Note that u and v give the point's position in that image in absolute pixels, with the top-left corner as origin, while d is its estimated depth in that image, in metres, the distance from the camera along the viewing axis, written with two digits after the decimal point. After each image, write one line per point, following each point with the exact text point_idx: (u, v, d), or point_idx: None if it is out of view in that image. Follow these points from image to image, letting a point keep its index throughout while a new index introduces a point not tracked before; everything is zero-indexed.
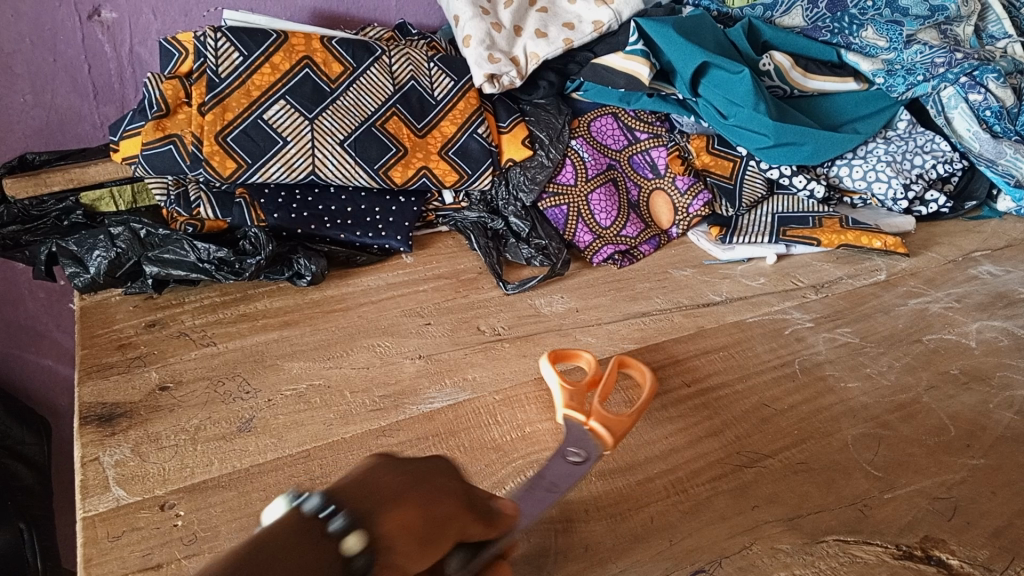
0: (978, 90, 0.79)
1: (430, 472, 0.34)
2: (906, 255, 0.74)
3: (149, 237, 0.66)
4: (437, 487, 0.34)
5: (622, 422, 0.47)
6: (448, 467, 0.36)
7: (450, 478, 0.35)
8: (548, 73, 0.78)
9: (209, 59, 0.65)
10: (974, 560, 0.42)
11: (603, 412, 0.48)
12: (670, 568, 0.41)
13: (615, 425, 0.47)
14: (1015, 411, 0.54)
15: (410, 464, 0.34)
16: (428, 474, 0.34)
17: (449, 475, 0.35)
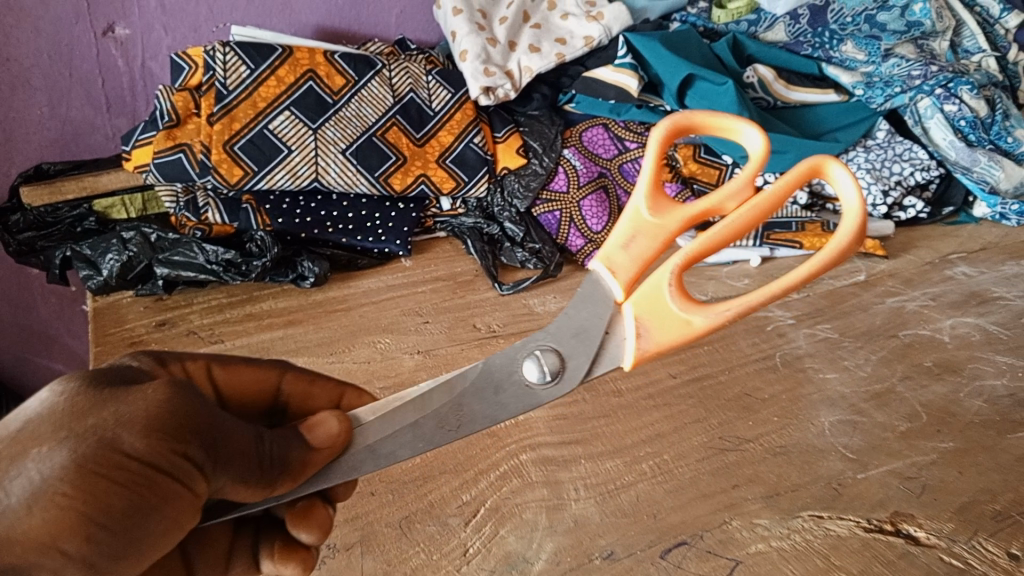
0: (953, 101, 0.83)
1: (112, 441, 0.29)
2: (885, 257, 0.77)
3: (159, 241, 0.69)
4: (139, 471, 0.29)
5: (680, 318, 0.38)
6: (154, 408, 0.30)
7: (151, 438, 0.29)
8: (542, 87, 0.82)
9: (218, 72, 0.69)
10: (940, 532, 0.45)
11: (666, 304, 0.39)
12: (654, 540, 0.44)
13: (669, 319, 0.39)
14: (984, 399, 0.57)
15: (125, 407, 0.30)
16: (115, 445, 0.29)
17: (137, 441, 0.29)
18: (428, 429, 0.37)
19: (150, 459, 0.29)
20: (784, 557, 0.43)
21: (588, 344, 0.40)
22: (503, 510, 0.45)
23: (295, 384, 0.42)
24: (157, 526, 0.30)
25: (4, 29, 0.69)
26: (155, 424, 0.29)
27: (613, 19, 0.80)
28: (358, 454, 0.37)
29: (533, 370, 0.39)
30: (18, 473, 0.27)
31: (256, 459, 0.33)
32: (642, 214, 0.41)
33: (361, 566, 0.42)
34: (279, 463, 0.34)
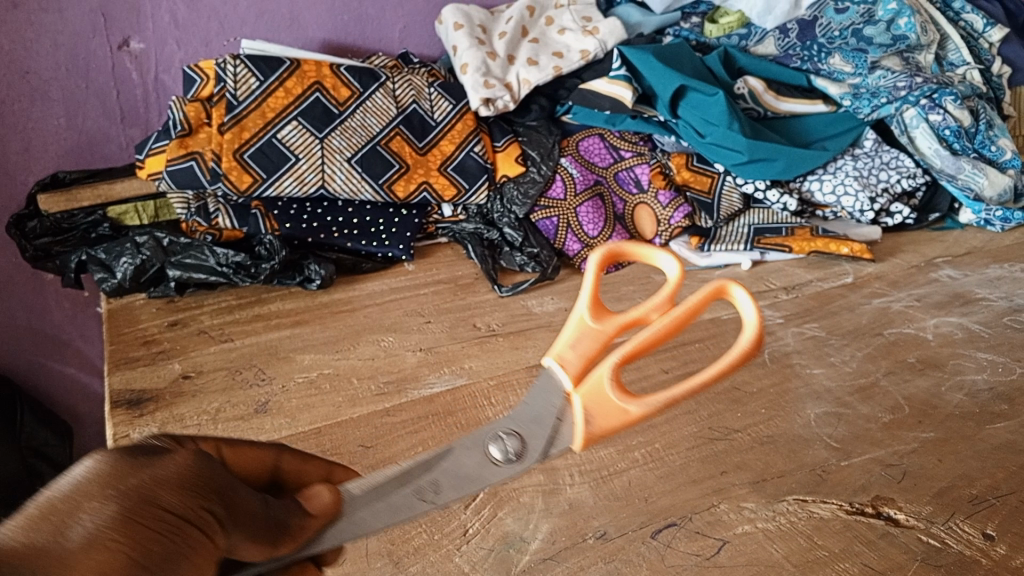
0: (938, 111, 0.86)
1: (153, 492, 0.26)
2: (872, 261, 0.80)
3: (171, 246, 0.72)
4: (170, 520, 0.25)
5: (616, 409, 0.39)
6: (186, 470, 0.27)
7: (185, 494, 0.26)
8: (540, 98, 0.85)
9: (229, 84, 0.72)
10: (919, 514, 0.47)
11: (605, 395, 0.39)
12: (645, 522, 0.46)
13: (605, 410, 0.39)
14: (964, 393, 0.59)
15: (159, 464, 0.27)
16: (155, 500, 0.25)
17: (172, 496, 0.26)
18: (410, 501, 0.35)
19: (182, 513, 0.26)
20: (770, 536, 0.45)
21: (546, 427, 0.39)
22: (502, 494, 0.48)
23: (290, 462, 0.36)
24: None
25: (24, 43, 0.72)
26: (186, 481, 0.27)
27: (608, 32, 0.84)
28: (343, 527, 0.33)
29: (495, 452, 0.38)
30: (73, 523, 0.23)
31: (268, 519, 0.30)
32: (584, 319, 0.42)
33: (366, 545, 0.44)
34: (282, 526, 0.30)
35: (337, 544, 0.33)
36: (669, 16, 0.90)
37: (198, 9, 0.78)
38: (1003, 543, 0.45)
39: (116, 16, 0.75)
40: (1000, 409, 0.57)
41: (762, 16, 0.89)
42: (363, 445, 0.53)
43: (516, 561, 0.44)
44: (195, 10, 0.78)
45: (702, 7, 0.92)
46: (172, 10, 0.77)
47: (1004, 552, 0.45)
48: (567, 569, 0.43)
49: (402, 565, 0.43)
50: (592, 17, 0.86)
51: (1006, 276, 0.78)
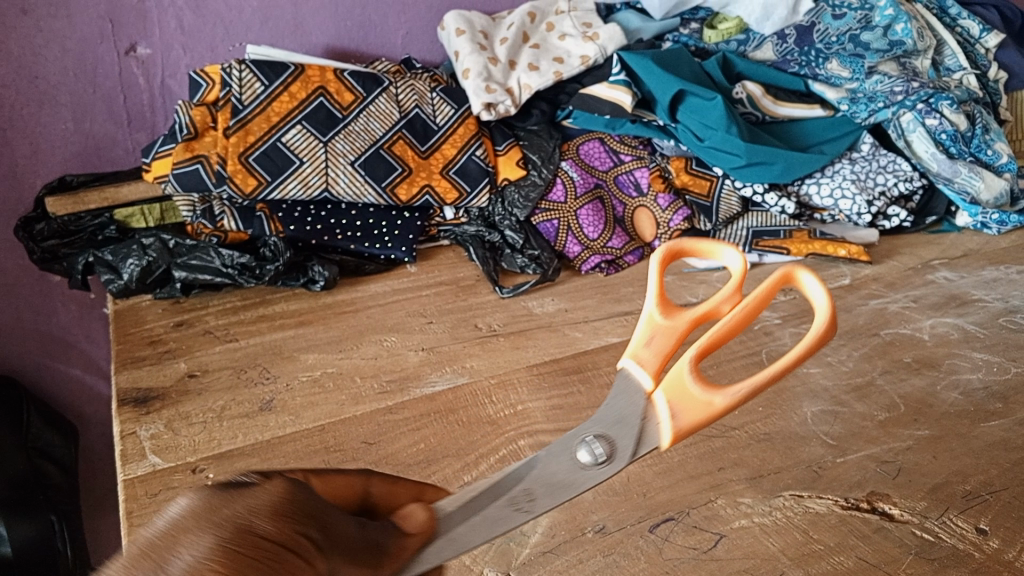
0: (934, 115, 0.87)
1: (245, 518, 0.22)
2: (869, 263, 0.81)
3: (177, 247, 0.73)
4: (270, 547, 0.21)
5: (700, 400, 0.37)
6: (277, 495, 0.23)
7: (281, 519, 0.22)
8: (541, 103, 0.86)
9: (234, 88, 0.73)
10: (913, 509, 0.48)
11: (687, 388, 0.37)
12: (643, 516, 0.47)
13: (689, 403, 0.37)
14: (959, 391, 0.60)
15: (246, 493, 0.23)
16: (250, 527, 0.21)
17: (263, 521, 0.22)
18: (506, 513, 0.34)
19: (278, 539, 0.22)
20: (765, 531, 0.46)
21: (631, 427, 0.37)
22: None
23: (380, 486, 0.31)
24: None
25: (33, 49, 0.73)
26: (278, 509, 0.23)
27: (608, 38, 0.85)
28: (441, 545, 0.31)
29: (585, 457, 0.36)
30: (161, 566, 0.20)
31: (364, 543, 0.26)
32: (654, 317, 0.41)
33: None
34: (380, 548, 0.27)
35: (438, 561, 0.31)
36: (668, 22, 0.91)
37: (203, 16, 0.79)
38: (996, 537, 0.46)
39: (124, 22, 0.76)
40: (995, 407, 0.58)
41: (760, 22, 0.89)
42: (366, 442, 0.54)
43: (517, 554, 0.44)
44: (201, 16, 0.79)
45: (701, 13, 0.92)
46: (179, 16, 0.78)
47: (997, 546, 0.45)
48: (567, 562, 0.44)
49: None
50: (592, 24, 0.88)
51: (1001, 278, 0.79)
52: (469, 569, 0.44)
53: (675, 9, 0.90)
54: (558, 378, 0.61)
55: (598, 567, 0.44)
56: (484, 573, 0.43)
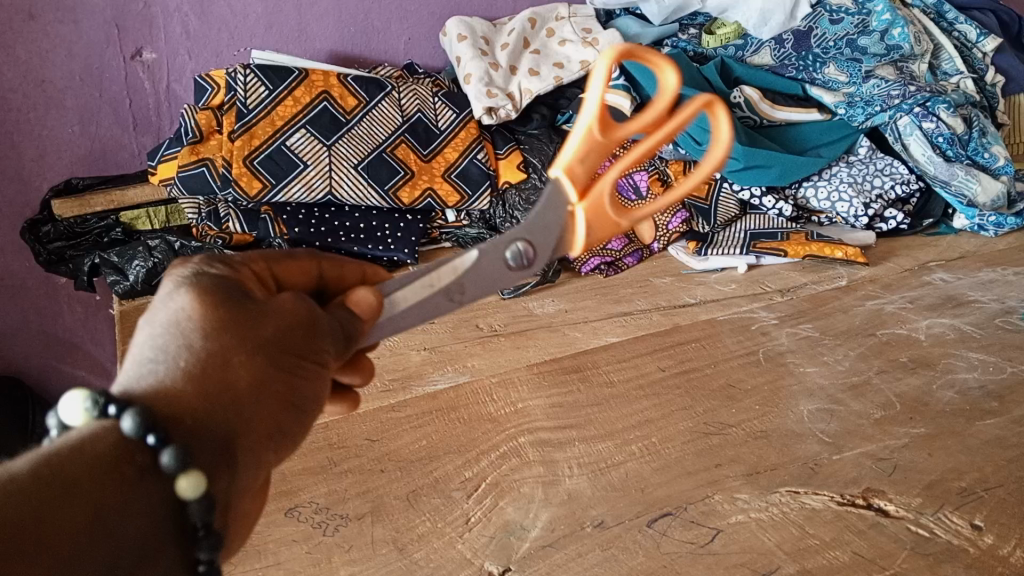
0: (931, 119, 0.87)
1: (278, 337, 0.32)
2: (866, 264, 0.81)
3: (182, 249, 0.75)
4: (305, 359, 0.32)
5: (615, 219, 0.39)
6: (289, 318, 0.33)
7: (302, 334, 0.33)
8: (541, 108, 0.86)
9: (239, 92, 0.74)
10: (908, 505, 0.48)
11: (604, 209, 0.39)
12: (641, 511, 0.48)
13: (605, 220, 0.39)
14: (955, 390, 0.60)
15: (267, 319, 0.32)
16: (285, 347, 0.32)
17: (291, 334, 0.32)
18: (441, 303, 0.38)
19: (303, 350, 0.33)
20: (762, 526, 0.47)
21: (554, 236, 0.39)
22: (503, 485, 0.49)
23: (330, 269, 0.40)
24: (316, 398, 0.33)
25: (41, 54, 0.74)
26: (299, 324, 0.33)
27: (608, 44, 0.87)
28: (383, 324, 0.37)
29: (509, 260, 0.39)
30: (232, 376, 0.29)
31: (341, 336, 0.35)
32: (591, 127, 0.38)
33: (372, 533, 0.46)
34: (349, 338, 0.36)
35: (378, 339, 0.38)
36: (668, 27, 0.92)
37: (208, 22, 0.80)
38: (990, 533, 0.47)
39: (129, 28, 0.77)
40: (991, 406, 0.59)
41: (758, 27, 0.91)
42: (368, 438, 0.53)
43: (517, 548, 0.45)
44: (206, 22, 0.80)
45: (700, 19, 0.95)
46: (184, 21, 0.79)
47: (991, 541, 0.46)
48: (567, 556, 0.45)
49: (407, 550, 0.45)
50: (592, 29, 0.89)
51: (998, 279, 0.80)
52: (471, 563, 0.44)
53: (674, 15, 0.91)
54: (557, 377, 0.60)
55: (598, 561, 0.44)
56: (485, 567, 0.44)
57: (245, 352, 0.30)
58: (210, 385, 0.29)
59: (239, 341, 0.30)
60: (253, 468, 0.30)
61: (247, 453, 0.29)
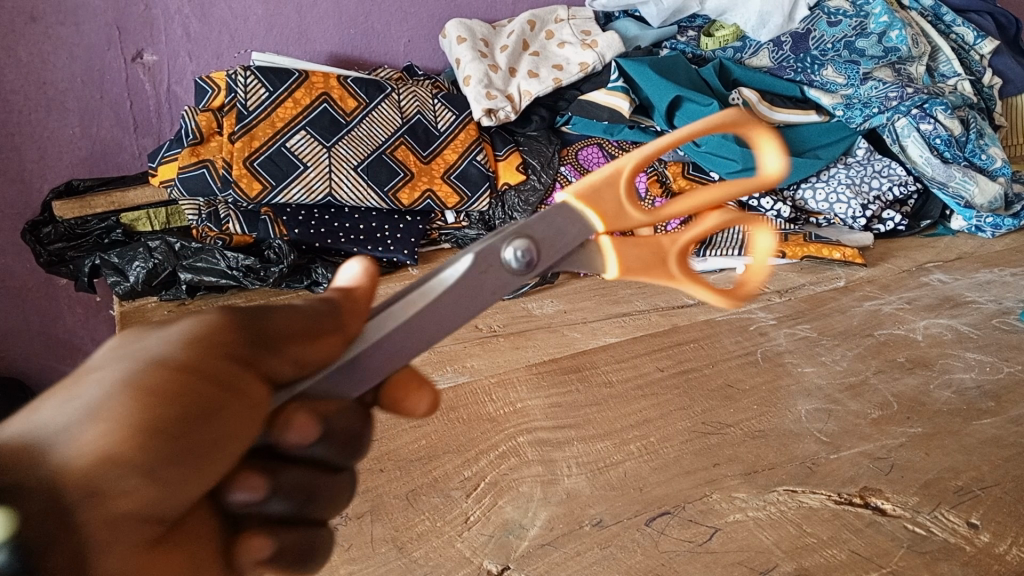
0: (929, 121, 0.88)
1: (156, 353, 0.25)
2: (864, 265, 0.82)
3: (183, 250, 0.74)
4: (197, 376, 0.25)
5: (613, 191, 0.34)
6: (191, 333, 0.27)
7: (204, 345, 0.26)
8: (540, 110, 0.87)
9: (239, 94, 0.74)
10: (905, 504, 0.49)
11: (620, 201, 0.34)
12: (639, 510, 0.48)
13: (610, 194, 0.34)
14: (952, 390, 0.61)
15: (157, 337, 0.27)
16: (162, 360, 0.25)
17: (177, 351, 0.26)
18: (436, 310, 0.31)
19: (200, 372, 0.25)
20: (760, 525, 0.47)
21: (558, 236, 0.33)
22: (502, 484, 0.50)
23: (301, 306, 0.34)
24: (207, 439, 0.25)
25: (43, 56, 0.75)
26: (203, 336, 0.27)
27: (606, 46, 0.87)
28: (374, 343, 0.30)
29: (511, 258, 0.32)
30: (73, 397, 0.24)
31: (306, 316, 0.29)
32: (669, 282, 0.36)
33: (371, 531, 0.46)
34: (324, 316, 0.29)
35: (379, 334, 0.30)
36: (667, 29, 0.93)
37: (209, 24, 0.80)
38: (986, 531, 0.47)
39: (131, 30, 0.77)
40: (988, 406, 0.59)
41: (756, 31, 0.92)
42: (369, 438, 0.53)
43: (516, 546, 0.45)
44: (207, 24, 0.80)
45: (699, 20, 0.96)
46: (185, 23, 0.79)
47: (987, 539, 0.46)
48: (564, 555, 0.45)
49: (405, 549, 0.45)
50: (591, 31, 0.90)
51: (996, 280, 0.80)
52: (470, 561, 0.44)
53: (674, 16, 0.93)
54: (557, 377, 0.60)
55: (596, 560, 0.44)
56: (484, 566, 0.44)
57: (98, 378, 0.24)
58: (41, 415, 0.23)
59: (103, 365, 0.25)
60: (96, 513, 0.22)
61: (84, 500, 0.22)
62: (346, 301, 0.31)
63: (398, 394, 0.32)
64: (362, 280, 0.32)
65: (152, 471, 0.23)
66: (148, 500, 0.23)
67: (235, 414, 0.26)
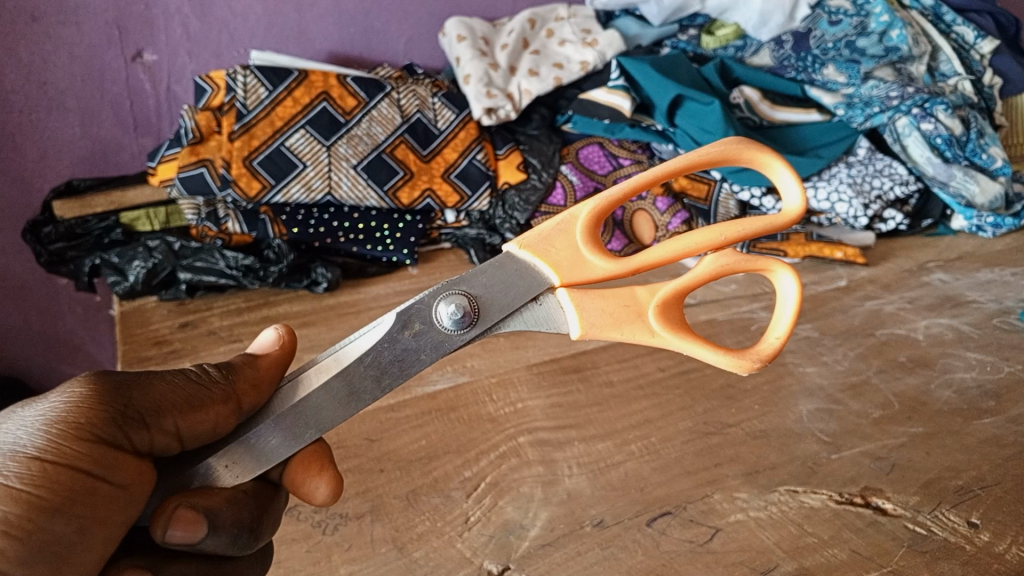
0: (930, 120, 0.87)
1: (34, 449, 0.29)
2: (866, 265, 0.82)
3: (182, 249, 0.75)
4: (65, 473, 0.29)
5: (567, 237, 0.38)
6: (67, 422, 0.30)
7: (76, 435, 0.29)
8: (540, 109, 0.87)
9: (239, 93, 0.74)
10: (906, 504, 0.49)
11: (580, 251, 0.38)
12: (640, 510, 0.48)
13: (562, 241, 0.38)
14: (953, 390, 0.60)
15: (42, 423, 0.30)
16: (36, 457, 0.29)
17: (49, 444, 0.29)
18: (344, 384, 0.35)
19: (63, 463, 0.29)
20: (761, 525, 0.47)
21: (498, 292, 0.37)
22: (502, 485, 0.49)
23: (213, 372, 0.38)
24: (67, 530, 0.28)
25: (42, 55, 0.74)
26: (75, 426, 0.30)
27: (607, 44, 0.86)
28: (283, 414, 0.34)
29: (445, 317, 0.36)
30: None
31: (190, 395, 0.33)
32: (649, 327, 0.38)
33: (371, 532, 0.46)
34: (207, 394, 0.33)
35: (288, 403, 0.34)
36: (668, 28, 0.92)
37: (209, 23, 0.80)
38: (987, 531, 0.47)
39: (131, 29, 0.77)
40: (988, 405, 0.59)
41: (758, 28, 0.91)
42: (368, 438, 0.53)
43: (516, 547, 0.45)
44: (206, 24, 0.80)
45: (700, 19, 0.94)
46: (184, 23, 0.79)
47: (989, 539, 0.46)
48: (565, 554, 0.45)
49: (405, 549, 0.45)
50: (591, 29, 0.89)
51: (996, 280, 0.80)
52: (470, 562, 0.44)
53: (675, 15, 0.91)
54: (558, 377, 0.60)
55: (597, 560, 0.44)
56: (484, 566, 0.44)
57: None
58: None
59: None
60: None
61: None
62: (246, 373, 0.35)
63: (297, 476, 0.36)
64: (276, 345, 0.38)
65: (7, 573, 0.27)
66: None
67: (106, 501, 0.30)
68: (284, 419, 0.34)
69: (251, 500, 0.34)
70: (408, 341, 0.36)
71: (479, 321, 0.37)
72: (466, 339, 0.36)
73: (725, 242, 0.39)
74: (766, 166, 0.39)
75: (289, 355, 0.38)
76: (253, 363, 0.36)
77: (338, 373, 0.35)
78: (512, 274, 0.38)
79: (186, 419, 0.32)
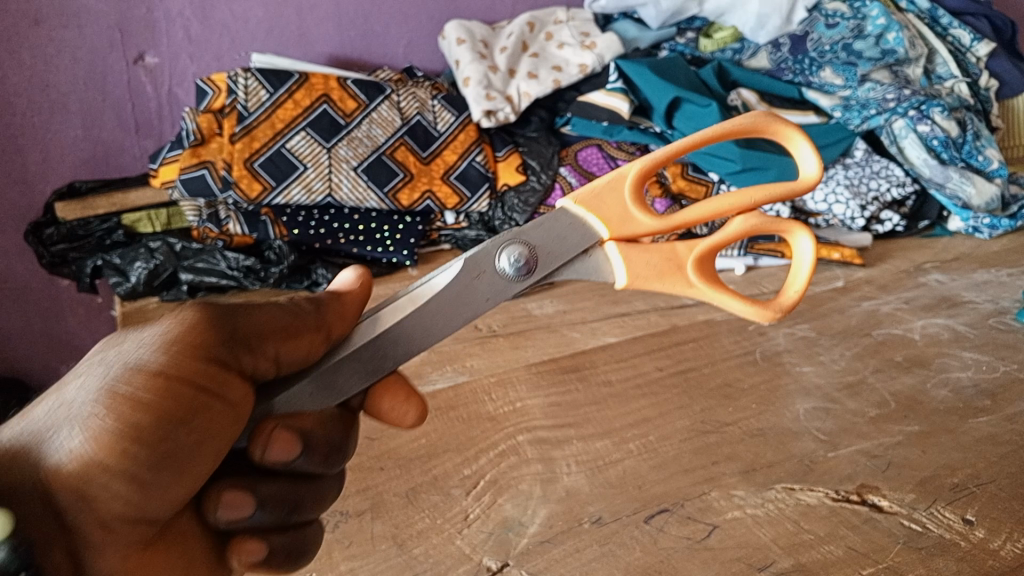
0: (926, 122, 0.88)
1: (151, 364, 0.29)
2: (862, 266, 0.83)
3: (183, 251, 0.77)
4: (184, 389, 0.30)
5: (617, 195, 0.39)
6: (181, 340, 0.30)
7: (190, 353, 0.30)
8: (540, 110, 0.88)
9: (240, 96, 0.74)
10: (902, 501, 0.49)
11: (629, 208, 0.39)
12: (638, 508, 0.48)
13: (613, 199, 0.39)
14: (949, 388, 0.61)
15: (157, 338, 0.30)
16: (153, 372, 0.29)
17: (164, 359, 0.30)
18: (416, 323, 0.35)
19: (181, 378, 0.30)
20: (758, 522, 0.47)
21: (555, 242, 0.38)
22: (501, 483, 0.50)
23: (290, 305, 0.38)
24: (188, 441, 0.30)
25: (45, 58, 0.75)
26: (190, 343, 0.30)
27: (605, 48, 0.86)
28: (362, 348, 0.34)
29: (503, 267, 0.37)
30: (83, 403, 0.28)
31: (288, 320, 0.33)
32: (689, 280, 0.39)
33: (372, 529, 0.46)
34: (303, 321, 0.33)
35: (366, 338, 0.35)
36: (666, 31, 0.93)
37: (210, 27, 0.81)
38: (981, 527, 0.47)
39: (132, 32, 0.77)
40: (983, 404, 0.59)
41: (754, 31, 0.92)
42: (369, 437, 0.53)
43: (515, 544, 0.46)
44: (208, 27, 0.81)
45: (698, 23, 0.95)
46: (186, 26, 0.80)
47: (983, 535, 0.47)
48: (563, 551, 0.45)
49: (405, 546, 0.45)
50: (590, 33, 0.90)
51: (992, 280, 0.81)
52: (469, 558, 0.45)
53: (673, 18, 0.92)
54: (556, 376, 0.60)
55: (596, 556, 0.45)
56: (484, 563, 0.44)
57: (82, 399, 0.28)
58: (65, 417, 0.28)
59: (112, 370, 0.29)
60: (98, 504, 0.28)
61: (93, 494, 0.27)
62: (332, 305, 0.35)
63: (385, 404, 0.38)
64: (355, 284, 0.38)
65: (136, 476, 0.28)
66: (135, 501, 0.28)
67: (219, 416, 0.31)
68: (361, 355, 0.34)
69: (339, 423, 0.35)
70: (474, 286, 0.36)
71: (536, 273, 0.37)
72: (526, 285, 0.37)
73: (753, 205, 0.40)
74: (790, 142, 0.40)
75: (367, 295, 0.38)
76: (337, 295, 0.36)
77: (414, 311, 0.35)
78: (564, 229, 0.38)
79: (283, 345, 0.33)
